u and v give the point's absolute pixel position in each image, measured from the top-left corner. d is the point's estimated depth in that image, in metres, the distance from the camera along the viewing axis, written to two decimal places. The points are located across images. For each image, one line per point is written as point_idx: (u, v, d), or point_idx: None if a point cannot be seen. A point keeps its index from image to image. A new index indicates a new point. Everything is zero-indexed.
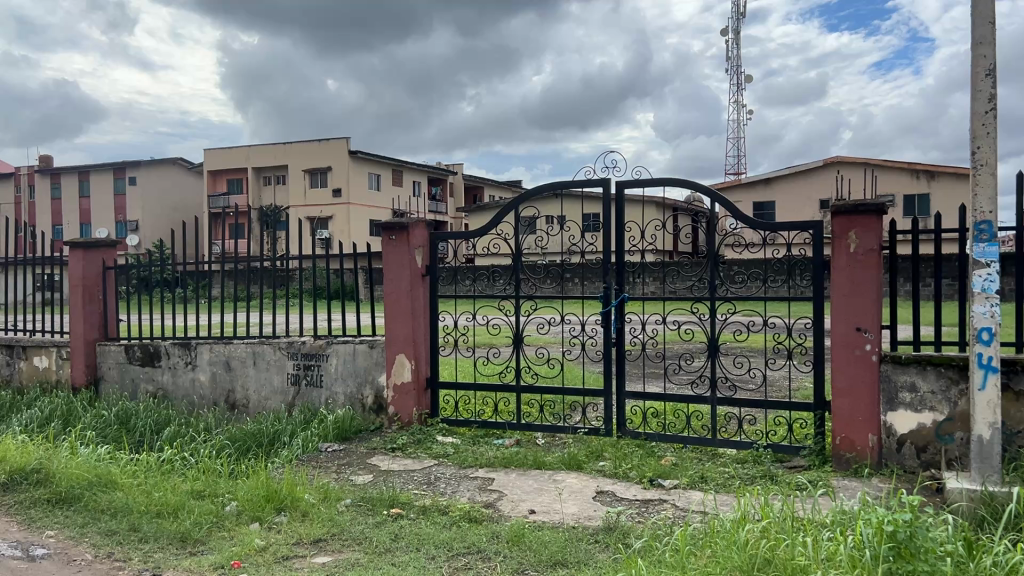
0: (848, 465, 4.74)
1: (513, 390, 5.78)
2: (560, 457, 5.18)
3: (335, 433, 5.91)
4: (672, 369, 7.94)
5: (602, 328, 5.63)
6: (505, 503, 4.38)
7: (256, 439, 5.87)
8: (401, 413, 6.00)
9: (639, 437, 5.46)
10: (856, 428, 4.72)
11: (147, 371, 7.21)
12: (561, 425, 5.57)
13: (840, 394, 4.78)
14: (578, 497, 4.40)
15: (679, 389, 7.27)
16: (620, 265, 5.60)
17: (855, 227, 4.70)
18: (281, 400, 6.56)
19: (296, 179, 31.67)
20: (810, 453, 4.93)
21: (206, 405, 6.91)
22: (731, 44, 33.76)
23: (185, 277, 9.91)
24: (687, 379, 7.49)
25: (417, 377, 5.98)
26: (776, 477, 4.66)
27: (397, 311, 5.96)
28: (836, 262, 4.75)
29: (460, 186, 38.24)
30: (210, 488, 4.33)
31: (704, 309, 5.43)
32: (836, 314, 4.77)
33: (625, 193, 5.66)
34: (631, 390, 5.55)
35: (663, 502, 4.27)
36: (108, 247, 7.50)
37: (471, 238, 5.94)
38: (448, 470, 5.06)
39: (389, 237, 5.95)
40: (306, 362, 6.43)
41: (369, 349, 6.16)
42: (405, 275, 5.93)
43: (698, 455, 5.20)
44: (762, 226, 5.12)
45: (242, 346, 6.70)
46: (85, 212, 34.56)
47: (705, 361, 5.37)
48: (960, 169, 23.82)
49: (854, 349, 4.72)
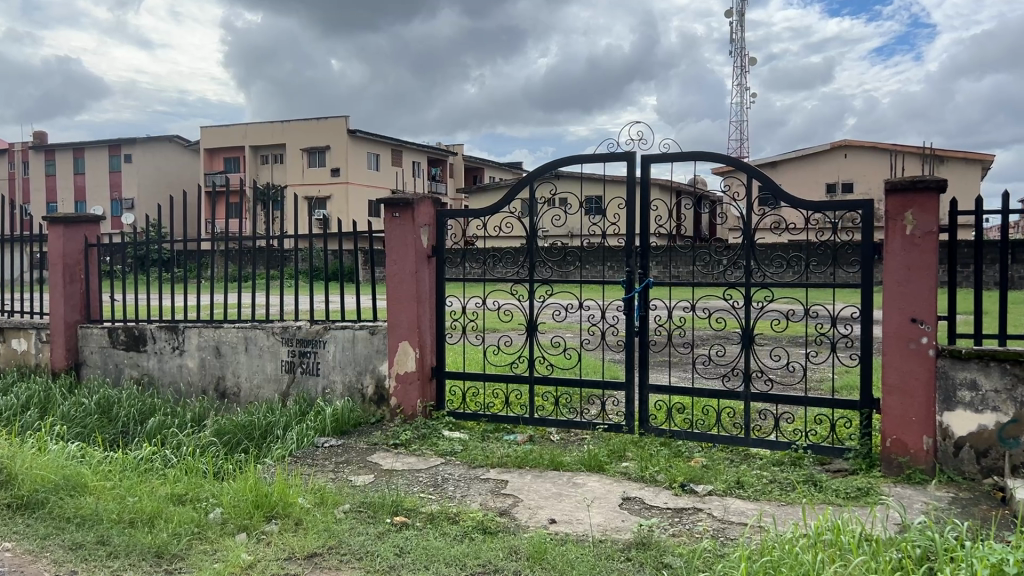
0: (900, 470, 4.28)
1: (526, 381, 5.32)
2: (579, 456, 4.73)
3: (332, 427, 5.43)
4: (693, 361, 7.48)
5: (625, 315, 5.18)
6: (521, 510, 3.94)
7: (246, 433, 5.45)
8: (404, 405, 5.54)
9: (664, 435, 5.01)
10: (908, 429, 4.27)
11: (132, 357, 6.75)
12: (578, 421, 5.12)
13: (890, 391, 4.32)
14: (602, 506, 3.95)
15: (701, 380, 6.83)
16: (645, 247, 5.12)
17: (912, 207, 4.22)
18: (275, 388, 6.11)
19: (294, 158, 31.09)
20: (855, 455, 4.49)
21: (195, 394, 6.46)
22: (735, 28, 33.25)
23: (180, 257, 9.45)
24: (710, 372, 7.03)
25: (421, 367, 5.51)
26: (820, 483, 4.22)
27: (400, 295, 5.48)
28: (890, 246, 4.28)
29: (460, 167, 37.65)
30: (192, 492, 3.88)
31: (737, 296, 4.96)
32: (888, 303, 4.30)
33: (650, 169, 5.18)
34: (655, 383, 5.09)
35: (698, 512, 3.85)
36: (89, 223, 7.03)
37: (482, 216, 5.44)
38: (457, 470, 4.61)
39: (392, 215, 5.46)
40: (301, 349, 5.97)
41: (370, 336, 5.69)
42: (409, 256, 5.44)
43: (729, 455, 4.76)
44: (805, 205, 4.64)
45: (233, 331, 6.24)
46: (80, 190, 34.03)
47: (738, 353, 4.91)
48: (970, 153, 23.33)
49: (909, 342, 4.26)
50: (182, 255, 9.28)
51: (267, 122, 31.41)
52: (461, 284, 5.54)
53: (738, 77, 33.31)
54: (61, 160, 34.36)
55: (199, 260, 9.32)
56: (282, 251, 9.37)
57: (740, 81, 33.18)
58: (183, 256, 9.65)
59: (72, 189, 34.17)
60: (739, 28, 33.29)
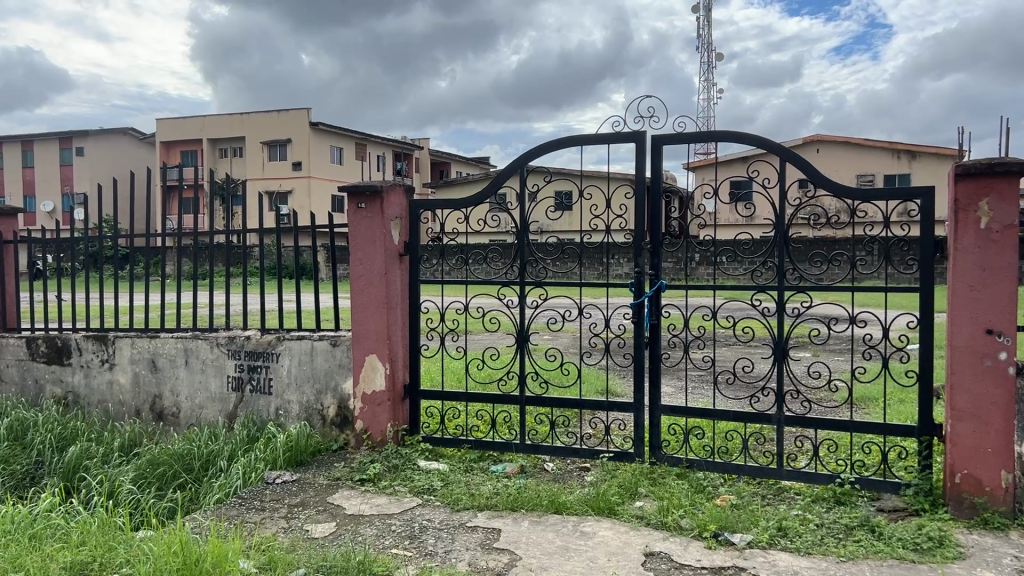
0: (973, 513, 3.56)
1: (516, 402, 4.50)
2: (583, 494, 3.94)
3: (286, 457, 4.56)
4: (720, 381, 6.72)
5: (633, 323, 4.41)
6: (521, 572, 3.14)
7: (184, 464, 4.65)
8: (371, 430, 4.70)
9: (680, 465, 4.27)
10: (983, 464, 3.55)
11: (54, 371, 5.83)
12: (579, 449, 4.35)
13: (958, 417, 3.60)
14: (622, 566, 3.18)
15: (718, 399, 6.09)
16: (656, 243, 4.34)
17: (988, 195, 3.48)
18: (220, 409, 5.25)
19: (254, 152, 29.95)
20: (915, 492, 3.77)
21: (127, 415, 5.57)
22: (703, 22, 32.92)
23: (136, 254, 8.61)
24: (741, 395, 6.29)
25: (392, 385, 4.68)
26: (879, 529, 3.48)
27: (368, 300, 4.65)
28: (960, 243, 3.55)
29: (426, 162, 36.72)
30: (99, 559, 3.03)
31: (767, 299, 4.21)
32: (956, 313, 3.58)
33: (662, 151, 4.42)
34: (668, 404, 4.32)
35: (740, 573, 3.11)
36: (4, 216, 6.00)
37: (463, 207, 4.60)
38: (437, 516, 3.78)
39: (358, 206, 4.61)
40: (251, 363, 5.11)
41: (331, 347, 4.85)
42: (377, 255, 4.60)
43: (759, 490, 4.05)
44: (852, 193, 3.90)
45: (171, 342, 5.36)
46: (28, 183, 32.47)
47: (769, 369, 4.16)
48: (941, 147, 23.04)
49: (984, 358, 3.53)
50: (138, 251, 8.42)
51: (226, 113, 30.17)
52: (439, 286, 4.70)
53: (705, 71, 32.97)
54: (8, 152, 32.80)
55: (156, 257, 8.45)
56: (235, 249, 8.48)
57: (707, 76, 32.59)
58: (131, 254, 8.75)
59: (19, 182, 32.60)
60: (705, 24, 32.83)
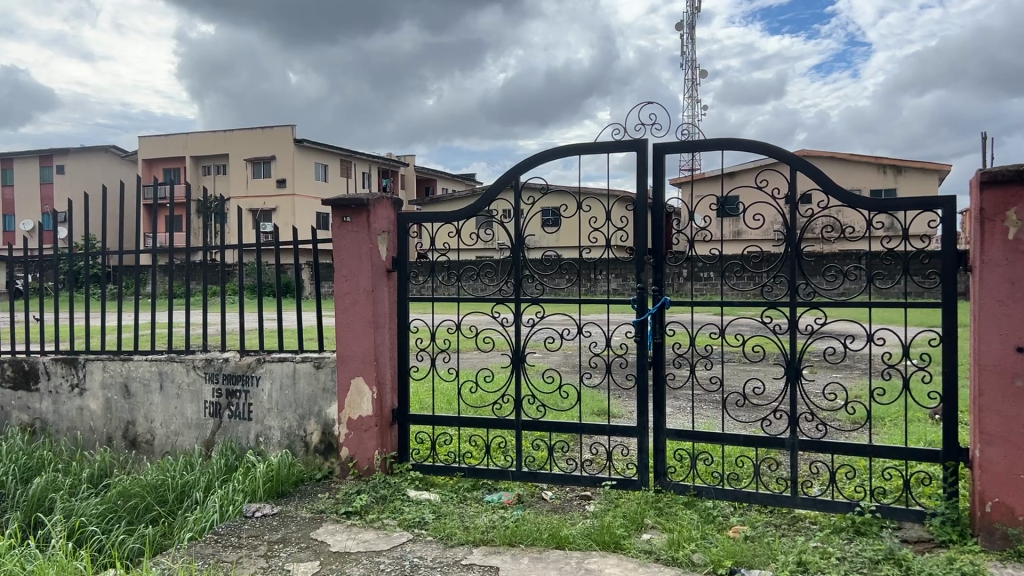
0: (1005, 544, 3.32)
1: (512, 427, 4.22)
2: (585, 526, 3.67)
3: (266, 488, 4.27)
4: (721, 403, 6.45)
5: (636, 342, 4.16)
6: None
7: (157, 496, 4.35)
8: (358, 458, 4.42)
9: (687, 492, 4.01)
10: (1015, 491, 3.31)
11: (21, 397, 5.51)
12: (579, 476, 4.08)
13: (988, 441, 3.37)
14: None
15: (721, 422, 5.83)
16: (659, 257, 4.09)
17: (1015, 204, 3.26)
18: (196, 436, 4.95)
19: (237, 169, 29.64)
20: (941, 522, 3.52)
21: (98, 443, 5.26)
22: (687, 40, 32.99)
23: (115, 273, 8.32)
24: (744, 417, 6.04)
25: (380, 410, 4.40)
26: (907, 563, 3.23)
27: (353, 319, 4.37)
28: (987, 255, 3.33)
29: (412, 179, 36.47)
30: None
31: (776, 316, 3.96)
32: (984, 329, 3.35)
33: (665, 161, 4.18)
34: (673, 428, 4.06)
35: None
36: None
37: (454, 220, 4.35)
38: (428, 552, 3.51)
39: (342, 219, 4.34)
40: (229, 387, 4.82)
41: (315, 370, 4.57)
42: (364, 270, 4.33)
43: (773, 519, 3.80)
44: (868, 203, 3.67)
45: (145, 365, 5.06)
46: (8, 203, 32.02)
47: (781, 391, 3.91)
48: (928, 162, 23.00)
49: (1014, 378, 3.30)
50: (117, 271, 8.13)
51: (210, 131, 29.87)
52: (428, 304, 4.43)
53: (690, 88, 32.96)
54: None
55: (136, 277, 8.16)
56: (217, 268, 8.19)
57: (691, 93, 32.58)
58: (109, 273, 8.44)
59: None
60: (689, 41, 32.87)
